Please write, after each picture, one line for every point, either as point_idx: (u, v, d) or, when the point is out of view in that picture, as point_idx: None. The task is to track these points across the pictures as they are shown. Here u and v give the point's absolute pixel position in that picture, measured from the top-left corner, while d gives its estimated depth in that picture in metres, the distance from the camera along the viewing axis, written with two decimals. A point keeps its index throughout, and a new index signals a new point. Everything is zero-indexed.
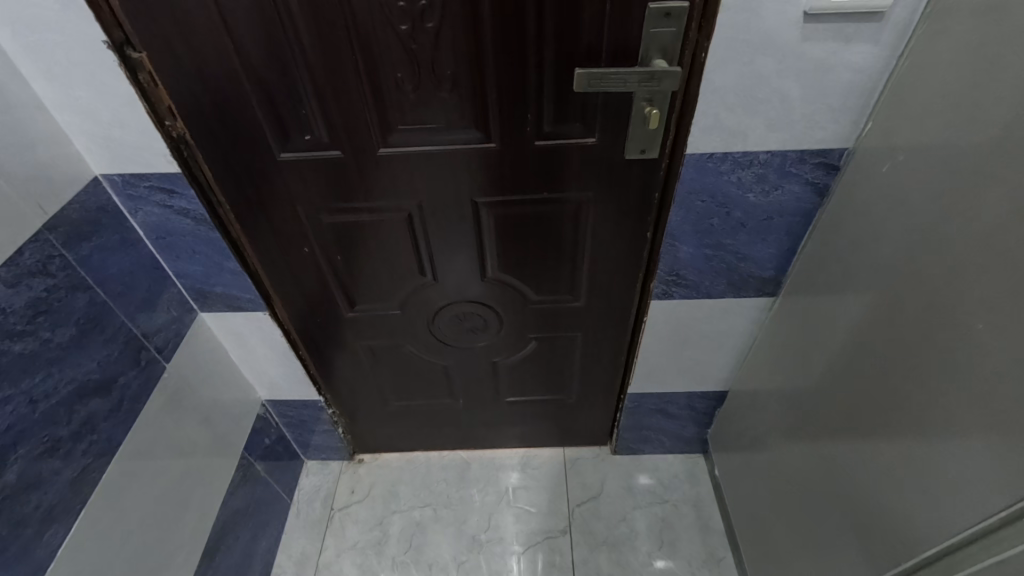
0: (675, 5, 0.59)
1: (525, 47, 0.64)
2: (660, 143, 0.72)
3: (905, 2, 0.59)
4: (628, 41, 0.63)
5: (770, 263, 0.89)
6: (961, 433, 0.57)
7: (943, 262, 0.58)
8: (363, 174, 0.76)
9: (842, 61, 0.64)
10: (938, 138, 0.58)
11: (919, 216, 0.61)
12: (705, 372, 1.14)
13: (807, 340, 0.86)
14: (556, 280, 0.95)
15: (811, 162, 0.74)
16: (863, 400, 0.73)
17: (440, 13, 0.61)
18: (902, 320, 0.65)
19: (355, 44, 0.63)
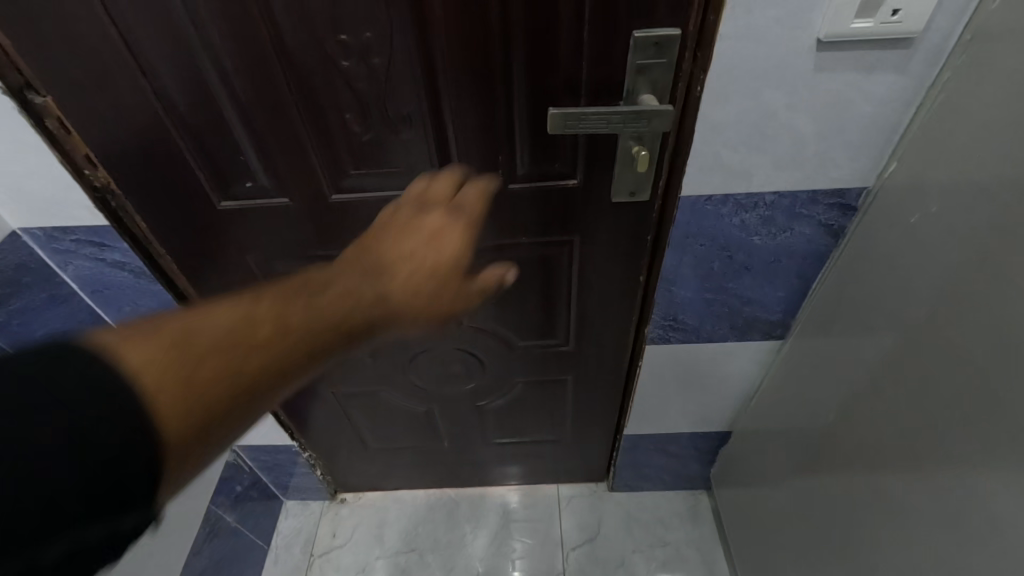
0: (665, 34, 0.51)
1: (492, 83, 0.55)
2: (653, 185, 0.63)
3: (939, 26, 0.50)
4: (611, 74, 0.54)
5: (778, 307, 0.80)
6: (1003, 544, 0.48)
7: (981, 337, 0.49)
8: (317, 224, 0.68)
9: (862, 93, 0.54)
10: (977, 186, 0.49)
11: (953, 277, 0.52)
12: (707, 414, 1.05)
13: (821, 394, 0.77)
14: (541, 324, 0.86)
15: (824, 203, 0.65)
16: (884, 478, 0.63)
17: (389, 48, 0.52)
18: (930, 395, 0.55)
19: (293, 85, 0.55)
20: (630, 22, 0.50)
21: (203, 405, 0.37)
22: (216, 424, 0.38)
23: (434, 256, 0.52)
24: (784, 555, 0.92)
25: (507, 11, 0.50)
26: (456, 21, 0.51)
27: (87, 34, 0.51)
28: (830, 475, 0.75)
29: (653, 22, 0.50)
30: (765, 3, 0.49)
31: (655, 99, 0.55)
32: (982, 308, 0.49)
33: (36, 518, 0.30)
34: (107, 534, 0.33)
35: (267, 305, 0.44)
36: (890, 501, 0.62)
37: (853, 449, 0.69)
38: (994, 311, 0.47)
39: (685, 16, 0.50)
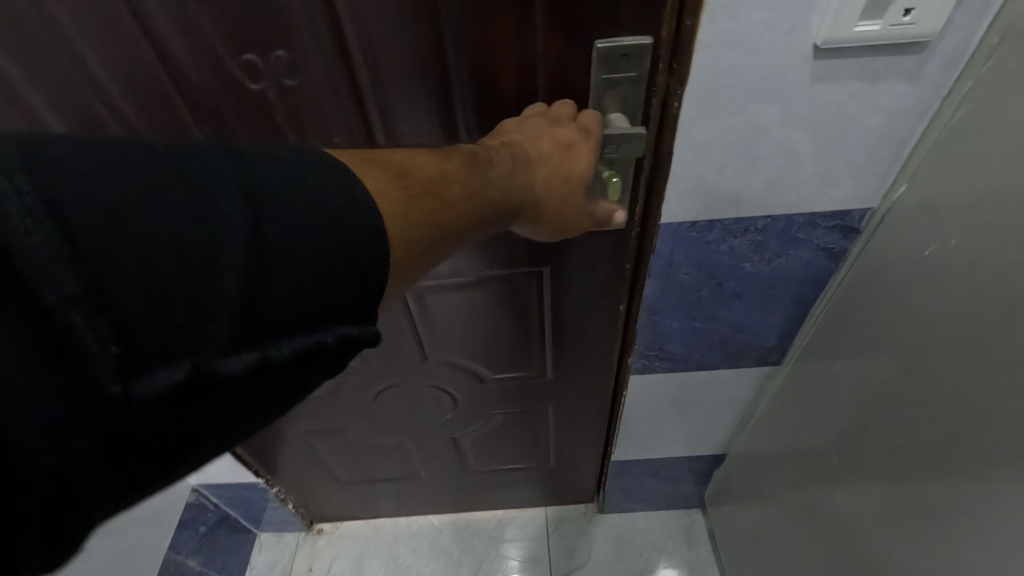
0: (633, 44, 0.43)
1: (432, 105, 0.47)
2: (628, 212, 0.56)
3: (957, 27, 0.42)
4: (572, 90, 0.46)
5: (773, 333, 0.73)
6: None
7: (998, 393, 0.42)
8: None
9: (866, 106, 0.47)
10: (997, 216, 0.42)
11: (967, 319, 0.45)
12: (700, 438, 0.98)
13: (821, 429, 0.70)
14: (515, 356, 0.79)
15: (823, 226, 0.57)
16: (889, 534, 0.56)
17: (305, 70, 0.44)
18: (938, 450, 0.48)
19: (197, 113, 0.46)
20: (591, 33, 0.43)
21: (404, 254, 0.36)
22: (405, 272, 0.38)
23: (562, 169, 0.44)
24: None
25: (443, 23, 0.42)
26: (384, 35, 0.43)
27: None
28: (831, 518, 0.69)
29: (619, 31, 0.42)
30: (751, 5, 0.41)
31: (626, 119, 0.47)
32: (1002, 361, 0.42)
33: (262, 314, 0.30)
34: (310, 349, 0.32)
35: (457, 164, 0.41)
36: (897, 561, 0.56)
37: (854, 497, 0.62)
38: (1014, 367, 0.40)
39: (657, 23, 0.42)
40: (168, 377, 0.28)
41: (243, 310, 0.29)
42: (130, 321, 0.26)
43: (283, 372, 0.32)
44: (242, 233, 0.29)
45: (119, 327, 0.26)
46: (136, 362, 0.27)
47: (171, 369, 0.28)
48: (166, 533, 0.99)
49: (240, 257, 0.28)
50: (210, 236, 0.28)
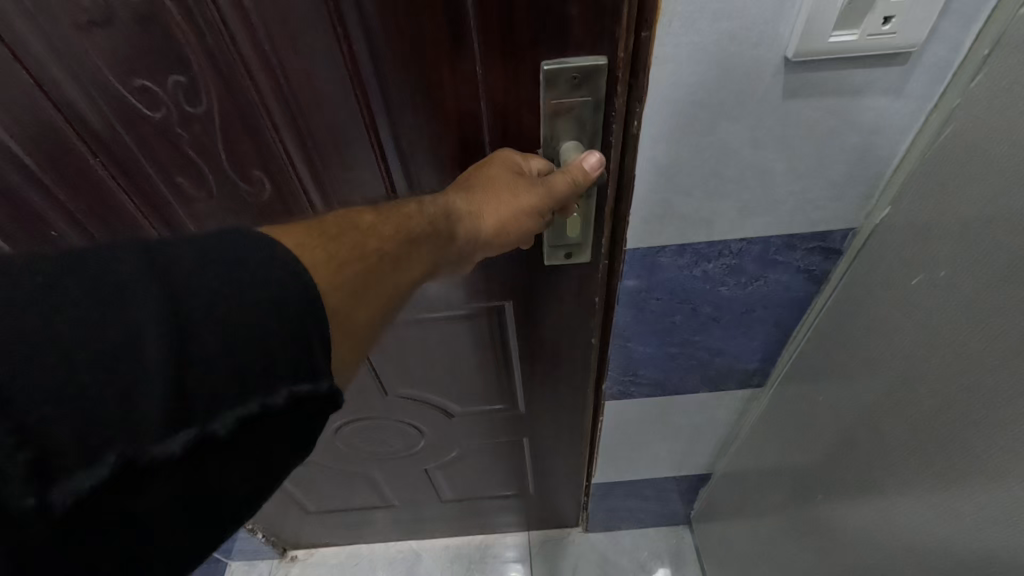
0: (586, 64, 0.39)
1: (354, 129, 0.43)
2: (593, 247, 0.51)
3: (943, 35, 0.37)
4: (520, 114, 0.42)
5: (754, 355, 0.68)
6: None
7: (984, 430, 0.38)
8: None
9: (843, 123, 0.42)
10: (978, 237, 0.38)
11: (948, 349, 0.41)
12: (683, 459, 0.94)
13: (804, 458, 0.66)
14: (483, 391, 0.75)
15: (802, 248, 0.53)
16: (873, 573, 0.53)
17: (205, 96, 0.41)
18: (921, 489, 0.45)
19: (93, 142, 0.43)
20: (535, 54, 0.39)
21: (344, 249, 0.34)
22: (363, 270, 0.35)
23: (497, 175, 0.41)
24: None
25: (363, 44, 0.38)
26: (292, 54, 0.39)
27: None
28: (817, 550, 0.65)
29: (567, 53, 0.38)
30: (712, 15, 0.36)
31: (582, 146, 0.43)
32: (982, 398, 0.38)
33: (194, 387, 0.26)
34: (252, 417, 0.27)
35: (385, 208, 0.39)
36: None
37: (838, 533, 0.59)
38: (997, 402, 0.37)
39: (612, 43, 0.38)
40: (89, 478, 0.24)
41: (173, 383, 0.25)
42: (44, 414, 0.23)
43: (231, 455, 0.28)
44: (154, 309, 0.25)
45: (26, 432, 0.22)
46: (49, 469, 0.23)
47: (93, 469, 0.24)
48: None
49: (156, 330, 0.25)
50: (121, 318, 0.25)
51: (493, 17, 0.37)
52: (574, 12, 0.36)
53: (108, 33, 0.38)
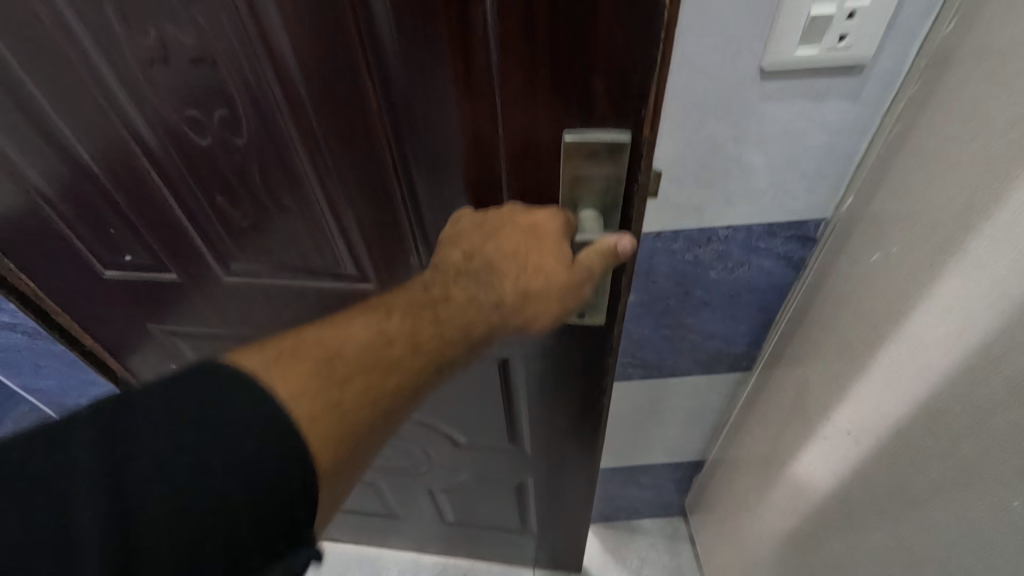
0: (604, 140, 0.40)
1: (380, 165, 0.47)
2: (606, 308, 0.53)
3: (889, 50, 0.45)
4: (538, 174, 0.44)
5: (742, 339, 0.76)
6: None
7: (930, 372, 0.46)
8: (213, 302, 0.64)
9: (812, 124, 0.50)
10: (924, 213, 0.46)
11: (901, 309, 0.49)
12: (679, 444, 1.00)
13: (788, 428, 0.73)
14: (488, 429, 0.82)
15: (782, 235, 0.60)
16: (848, 517, 0.60)
17: (244, 128, 0.46)
18: (885, 431, 0.53)
19: (151, 159, 0.51)
20: (558, 121, 0.40)
21: (356, 391, 0.40)
22: (368, 415, 0.40)
23: (546, 240, 0.43)
24: None
25: (397, 95, 0.42)
26: (319, 96, 0.43)
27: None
28: (798, 510, 0.71)
29: (591, 125, 0.40)
30: (700, 31, 0.44)
31: (597, 214, 0.45)
32: (933, 345, 0.46)
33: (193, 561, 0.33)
34: None
35: (398, 319, 0.43)
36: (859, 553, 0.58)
37: (816, 489, 0.66)
38: (938, 347, 0.45)
39: (636, 118, 0.39)
40: None
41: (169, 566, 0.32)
42: None
43: None
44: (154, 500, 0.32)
45: None
46: None
47: None
48: None
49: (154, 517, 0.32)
50: (125, 510, 0.32)
51: (519, 87, 0.39)
52: (599, 89, 0.38)
53: (166, 68, 0.43)
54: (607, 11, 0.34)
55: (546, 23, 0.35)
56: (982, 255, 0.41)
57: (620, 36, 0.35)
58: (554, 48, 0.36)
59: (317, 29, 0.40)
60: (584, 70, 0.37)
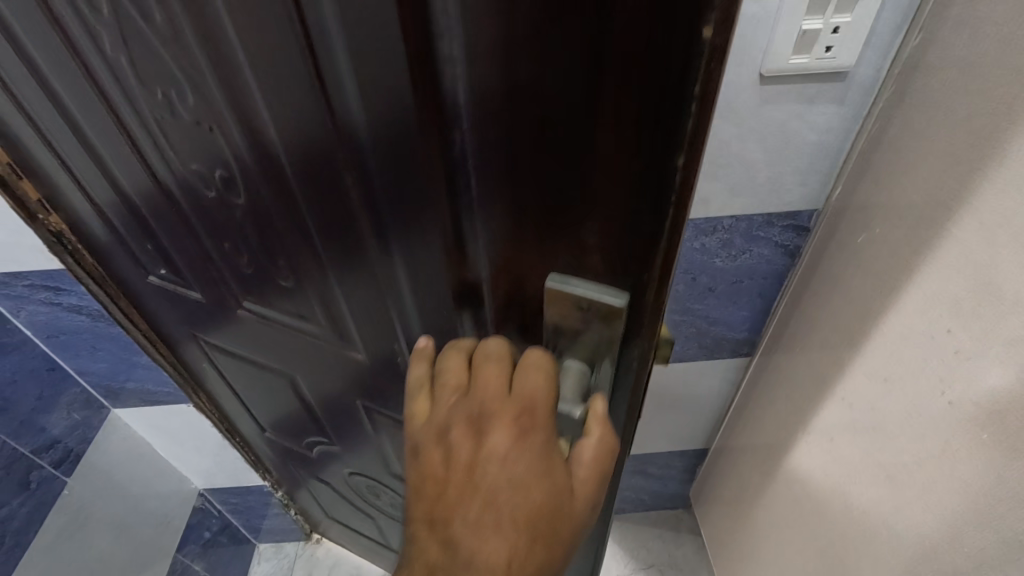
0: (597, 304, 0.38)
1: (365, 253, 0.48)
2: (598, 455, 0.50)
3: (868, 60, 0.53)
4: (527, 300, 0.42)
5: (742, 325, 0.82)
6: (942, 514, 0.51)
7: (911, 338, 0.53)
8: (230, 329, 0.67)
9: (803, 124, 0.58)
10: (902, 199, 0.53)
11: (887, 285, 0.56)
12: (683, 432, 1.06)
13: (787, 406, 0.79)
14: None
15: (779, 225, 0.68)
16: (847, 477, 0.66)
17: (246, 194, 0.48)
18: (876, 397, 0.59)
19: (171, 199, 0.52)
20: (548, 262, 0.38)
21: None
22: None
23: (532, 465, 0.38)
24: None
25: (378, 200, 0.42)
26: (305, 184, 0.44)
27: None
28: (800, 479, 0.77)
29: (581, 274, 0.38)
30: None
31: (588, 367, 0.42)
32: (913, 314, 0.53)
33: None
34: None
35: None
36: (855, 509, 0.65)
37: (817, 457, 0.72)
38: (917, 316, 0.52)
39: (638, 279, 0.37)
40: None
41: None
42: None
43: None
44: None
45: None
46: None
47: None
48: (174, 537, 1.02)
49: None
50: None
51: (512, 222, 0.37)
52: (593, 241, 0.36)
53: (178, 124, 0.44)
54: (605, 152, 0.32)
55: (545, 174, 0.34)
56: (954, 236, 0.47)
57: (619, 187, 0.33)
58: (554, 196, 0.35)
59: (301, 123, 0.39)
60: (583, 215, 0.35)
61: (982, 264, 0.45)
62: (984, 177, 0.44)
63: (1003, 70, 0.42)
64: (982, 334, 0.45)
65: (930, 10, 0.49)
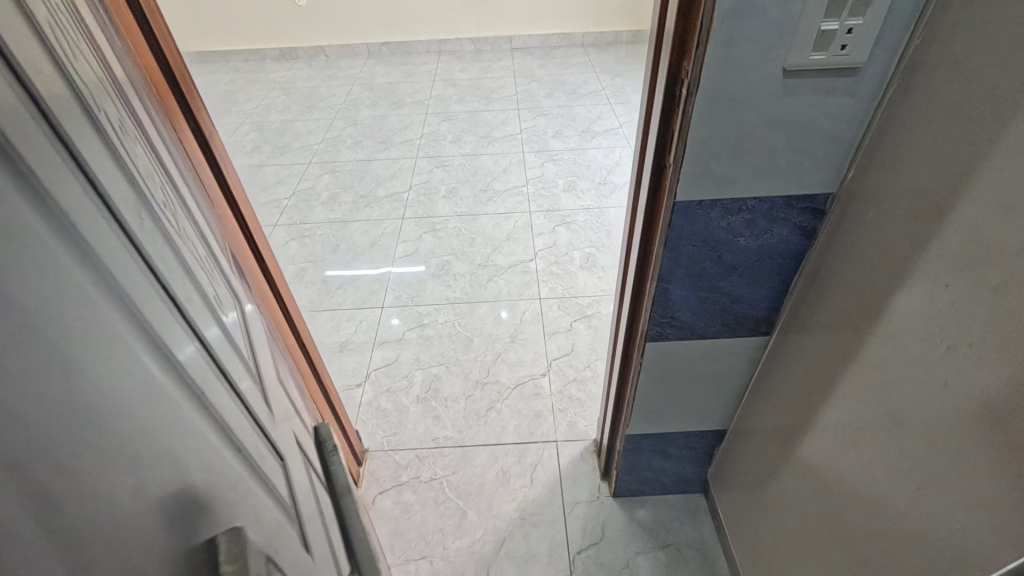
0: None
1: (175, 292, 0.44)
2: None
3: (878, 57, 0.62)
4: None
5: (762, 303, 0.90)
6: (944, 450, 0.58)
7: (918, 297, 0.61)
8: (242, 330, 0.60)
9: (821, 113, 0.66)
10: (908, 177, 0.61)
11: (897, 254, 0.64)
12: (704, 411, 1.13)
13: (804, 378, 0.86)
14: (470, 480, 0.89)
15: (798, 208, 0.76)
16: (862, 432, 0.73)
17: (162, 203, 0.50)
18: (889, 355, 0.66)
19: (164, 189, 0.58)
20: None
21: None
22: None
23: None
24: (784, 543, 0.97)
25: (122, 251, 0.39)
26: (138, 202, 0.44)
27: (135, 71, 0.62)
28: (814, 443, 0.84)
29: None
30: (740, 42, 0.60)
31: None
32: (920, 277, 0.60)
33: None
34: None
35: None
36: (867, 460, 0.72)
37: (833, 418, 0.79)
38: (924, 275, 0.60)
39: None
40: None
41: None
42: None
43: None
44: None
45: None
46: None
47: None
48: None
49: None
50: None
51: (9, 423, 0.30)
52: None
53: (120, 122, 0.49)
54: None
55: None
56: (956, 203, 0.55)
57: None
58: None
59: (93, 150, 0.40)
60: None
61: (977, 223, 0.53)
62: (980, 151, 0.52)
63: (993, 61, 0.50)
64: (979, 285, 0.53)
65: (930, 16, 0.57)
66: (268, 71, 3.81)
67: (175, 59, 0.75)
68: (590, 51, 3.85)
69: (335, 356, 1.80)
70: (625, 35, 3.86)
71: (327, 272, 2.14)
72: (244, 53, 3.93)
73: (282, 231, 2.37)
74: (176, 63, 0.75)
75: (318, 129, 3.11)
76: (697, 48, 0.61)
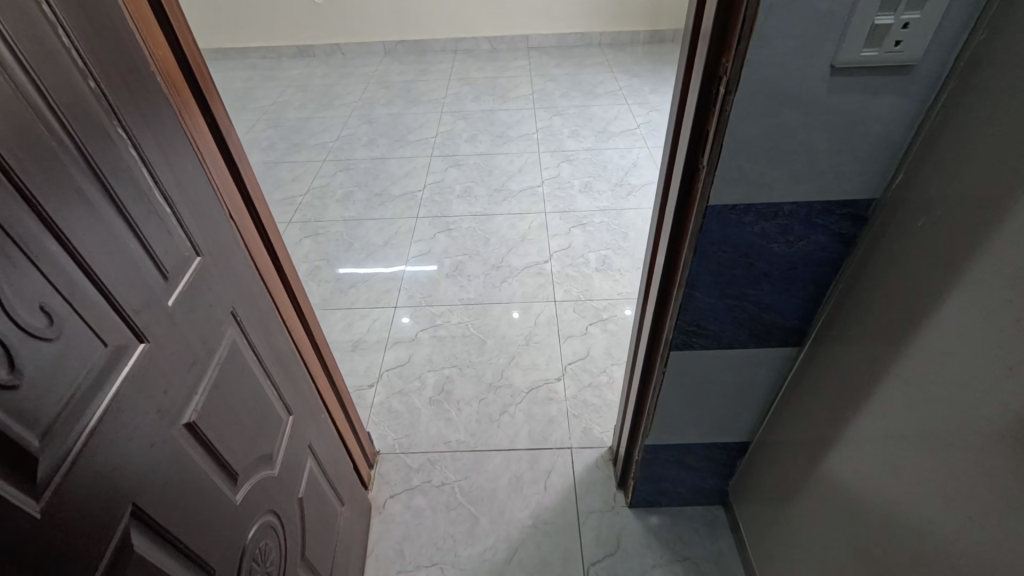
0: None
1: None
2: None
3: (934, 55, 0.57)
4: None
5: (793, 313, 0.86)
6: (997, 474, 0.54)
7: (972, 309, 0.57)
8: (26, 405, 0.45)
9: (867, 114, 0.62)
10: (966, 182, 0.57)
11: (949, 264, 0.59)
12: (727, 422, 1.09)
13: (837, 392, 0.82)
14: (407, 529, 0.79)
15: (838, 213, 0.72)
16: (901, 450, 0.68)
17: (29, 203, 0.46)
18: (937, 370, 0.62)
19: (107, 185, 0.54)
20: None
21: None
22: None
23: None
24: (810, 562, 0.93)
25: None
26: None
27: (72, 63, 0.51)
28: (846, 459, 0.80)
29: None
30: (783, 38, 0.57)
31: None
32: (976, 287, 0.56)
33: None
34: None
35: None
36: (906, 480, 0.68)
37: (867, 434, 0.75)
38: (978, 286, 0.56)
39: None
40: None
41: None
42: None
43: None
44: None
45: None
46: None
47: None
48: None
49: None
50: None
51: None
52: None
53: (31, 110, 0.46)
54: None
55: None
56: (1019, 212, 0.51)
57: None
58: None
59: None
60: None
61: None
62: None
63: None
64: None
65: (994, 10, 0.53)
66: (284, 70, 3.81)
67: (193, 53, 0.73)
68: (607, 51, 3.81)
69: (348, 356, 1.78)
70: (642, 35, 3.80)
71: (340, 271, 2.12)
72: (261, 52, 3.95)
73: (295, 229, 2.35)
74: (193, 57, 0.73)
75: (333, 127, 3.11)
76: (737, 45, 0.58)
